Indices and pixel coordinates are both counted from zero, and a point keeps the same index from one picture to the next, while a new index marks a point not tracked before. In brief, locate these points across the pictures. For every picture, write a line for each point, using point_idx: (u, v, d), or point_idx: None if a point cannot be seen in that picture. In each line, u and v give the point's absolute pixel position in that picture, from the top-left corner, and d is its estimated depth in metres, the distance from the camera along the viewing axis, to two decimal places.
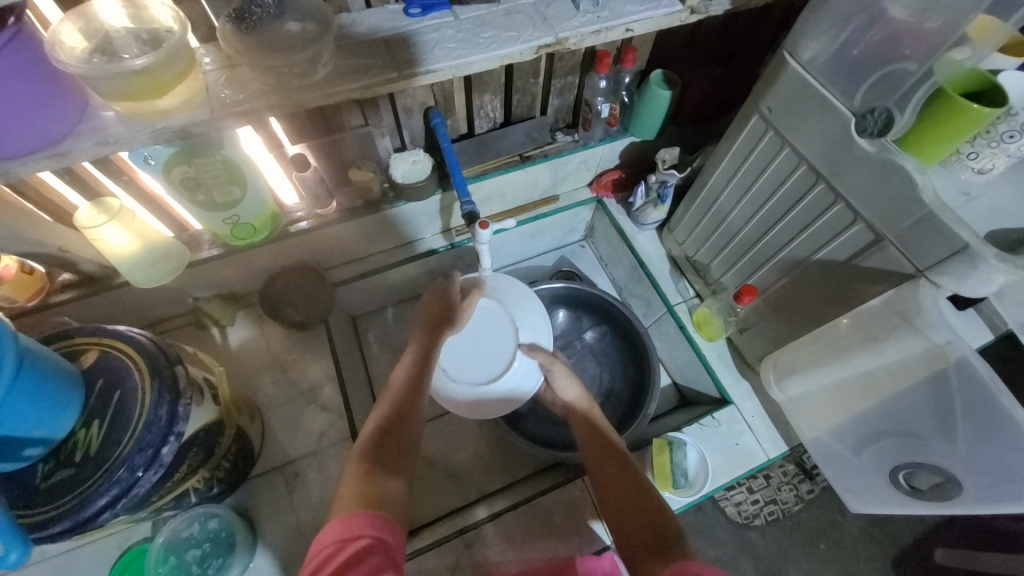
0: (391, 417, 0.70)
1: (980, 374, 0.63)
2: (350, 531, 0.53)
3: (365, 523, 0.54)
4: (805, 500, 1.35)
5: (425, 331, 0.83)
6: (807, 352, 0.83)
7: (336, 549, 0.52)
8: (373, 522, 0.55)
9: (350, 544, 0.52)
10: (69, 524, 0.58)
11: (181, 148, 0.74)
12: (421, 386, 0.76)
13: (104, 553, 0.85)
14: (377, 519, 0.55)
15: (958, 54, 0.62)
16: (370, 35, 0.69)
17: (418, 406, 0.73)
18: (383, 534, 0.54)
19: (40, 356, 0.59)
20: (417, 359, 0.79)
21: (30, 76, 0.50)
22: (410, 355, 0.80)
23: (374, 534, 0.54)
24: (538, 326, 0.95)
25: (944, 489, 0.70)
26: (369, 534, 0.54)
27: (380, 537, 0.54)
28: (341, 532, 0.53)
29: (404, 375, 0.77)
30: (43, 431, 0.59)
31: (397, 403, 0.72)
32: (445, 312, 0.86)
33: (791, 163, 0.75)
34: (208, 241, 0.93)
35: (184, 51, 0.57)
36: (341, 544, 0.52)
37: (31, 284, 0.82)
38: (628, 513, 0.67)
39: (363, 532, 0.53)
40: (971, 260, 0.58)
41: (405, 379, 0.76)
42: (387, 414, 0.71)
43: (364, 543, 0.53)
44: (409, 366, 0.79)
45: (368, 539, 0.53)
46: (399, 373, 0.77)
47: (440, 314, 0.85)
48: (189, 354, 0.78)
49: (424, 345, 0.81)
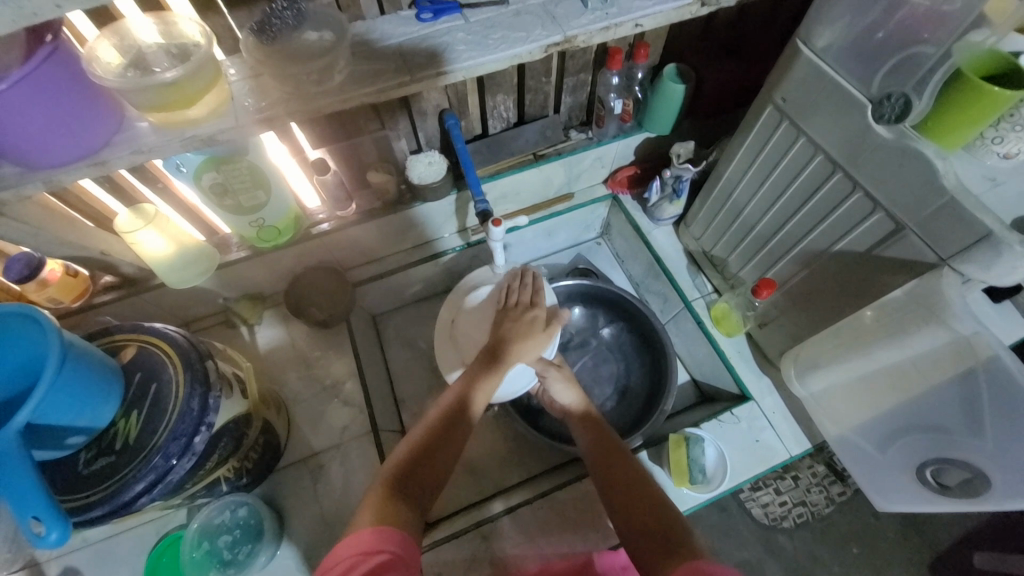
0: (422, 450, 0.70)
1: (1008, 369, 0.61)
2: (374, 545, 0.55)
3: (388, 540, 0.56)
4: (836, 503, 1.31)
5: (476, 364, 0.79)
6: (828, 348, 0.82)
7: (356, 561, 0.53)
8: (395, 539, 0.56)
9: (369, 558, 0.53)
10: (108, 507, 0.62)
11: (211, 155, 0.79)
12: (459, 421, 0.73)
13: (143, 538, 0.90)
14: (396, 537, 0.57)
15: (977, 36, 0.59)
16: (384, 42, 0.71)
17: (457, 434, 0.73)
18: (402, 550, 0.56)
19: (84, 350, 0.63)
20: (457, 399, 0.75)
21: (69, 89, 0.54)
22: (455, 389, 0.77)
23: (394, 549, 0.55)
24: (544, 336, 0.86)
25: (972, 486, 0.67)
26: (387, 549, 0.55)
27: (400, 553, 0.55)
28: (363, 545, 0.55)
29: (441, 409, 0.75)
30: (86, 421, 0.64)
31: (429, 435, 0.71)
32: (503, 342, 0.80)
33: (808, 153, 0.74)
34: (236, 243, 0.97)
35: (211, 63, 0.61)
36: (362, 557, 0.53)
37: (76, 286, 0.87)
38: (638, 507, 0.68)
39: (385, 547, 0.55)
40: (995, 247, 0.56)
41: (445, 411, 0.74)
42: (421, 438, 0.71)
43: (385, 558, 0.54)
44: (449, 401, 0.75)
45: (388, 553, 0.55)
46: (439, 405, 0.75)
47: (494, 345, 0.80)
48: (219, 351, 0.82)
49: (470, 377, 0.78)
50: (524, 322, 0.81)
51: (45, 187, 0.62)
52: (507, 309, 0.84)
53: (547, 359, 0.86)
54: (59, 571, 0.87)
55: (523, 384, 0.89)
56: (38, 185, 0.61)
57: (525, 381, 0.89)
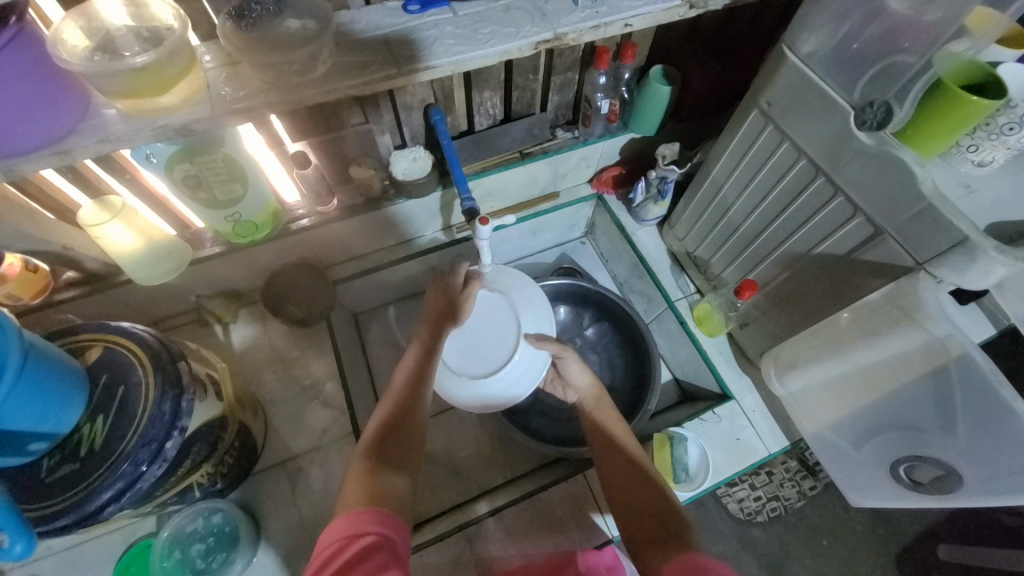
0: (395, 420, 0.69)
1: (982, 370, 0.63)
2: (355, 528, 0.53)
3: (372, 521, 0.54)
4: (808, 497, 1.35)
5: (431, 328, 0.81)
6: (806, 348, 0.84)
7: (342, 545, 0.52)
8: (380, 519, 0.55)
9: (356, 541, 0.52)
10: (73, 517, 0.59)
11: (183, 146, 0.75)
12: (424, 382, 0.75)
13: (109, 547, 0.86)
14: (381, 516, 0.55)
15: (956, 47, 0.62)
16: (369, 33, 0.69)
17: (422, 404, 0.73)
18: (390, 531, 0.54)
19: (46, 351, 0.59)
20: (420, 362, 0.77)
21: (32, 72, 0.51)
22: (414, 352, 0.79)
23: (379, 530, 0.54)
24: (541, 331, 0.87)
25: (943, 482, 0.70)
26: (374, 530, 0.53)
27: (386, 534, 0.54)
28: (346, 529, 0.53)
29: (408, 377, 0.75)
30: (48, 427, 0.60)
31: (399, 404, 0.71)
32: (451, 307, 0.82)
33: (792, 157, 0.75)
34: (210, 238, 0.93)
35: (185, 50, 0.58)
36: (347, 540, 0.52)
37: (36, 282, 0.82)
38: (631, 491, 0.69)
39: (369, 529, 0.53)
40: (970, 252, 0.58)
41: (409, 378, 0.75)
42: (391, 415, 0.70)
43: (371, 540, 0.53)
44: (412, 364, 0.77)
45: (374, 536, 0.53)
46: (404, 371, 0.76)
47: (446, 308, 0.82)
48: (192, 351, 0.79)
49: (427, 341, 0.79)
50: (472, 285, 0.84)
51: (4, 178, 0.58)
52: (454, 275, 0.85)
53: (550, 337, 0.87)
54: None
55: (518, 391, 0.85)
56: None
57: (521, 389, 0.85)
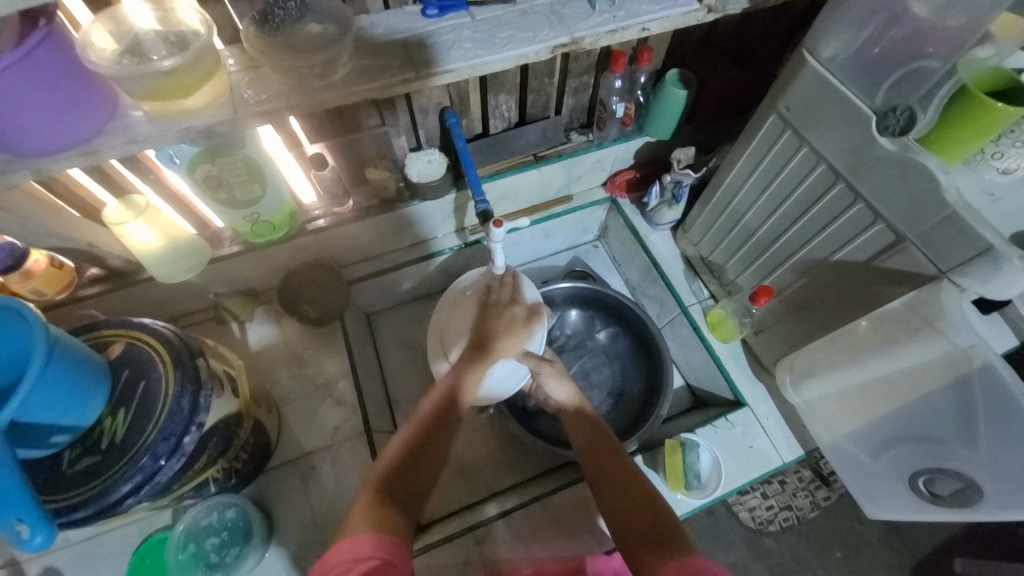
0: (411, 451, 0.70)
1: (1003, 379, 0.62)
2: (361, 552, 0.54)
3: (375, 545, 0.55)
4: (821, 507, 1.33)
5: (466, 359, 0.79)
6: (820, 356, 0.83)
7: (347, 568, 0.52)
8: (384, 544, 0.55)
9: (360, 564, 0.53)
10: (93, 509, 0.60)
11: (206, 148, 0.77)
12: (448, 414, 0.74)
13: (126, 540, 0.88)
14: (384, 541, 0.56)
15: (981, 53, 0.62)
16: (388, 37, 0.70)
17: (442, 437, 0.72)
18: (392, 555, 0.55)
19: (70, 346, 0.61)
20: (448, 392, 0.76)
21: (63, 75, 0.52)
22: (444, 382, 0.77)
23: (383, 556, 0.54)
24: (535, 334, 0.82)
25: (964, 496, 0.69)
26: (377, 555, 0.54)
27: (389, 559, 0.54)
28: (351, 552, 0.54)
29: (434, 405, 0.75)
30: (71, 419, 0.61)
31: (419, 435, 0.71)
32: (488, 339, 0.80)
33: (810, 162, 0.74)
34: (229, 238, 0.95)
35: (210, 54, 0.59)
36: (353, 564, 0.53)
37: (60, 278, 0.84)
38: (626, 499, 0.67)
39: (374, 554, 0.54)
40: (994, 261, 0.57)
41: (434, 409, 0.74)
42: (408, 444, 0.70)
43: (374, 565, 0.53)
44: (441, 394, 0.76)
45: (377, 560, 0.54)
46: (431, 399, 0.76)
47: (484, 340, 0.79)
48: (211, 348, 0.80)
49: (458, 372, 0.78)
50: (510, 319, 0.80)
51: (34, 176, 0.60)
52: (495, 305, 0.82)
53: (539, 354, 0.82)
54: (38, 572, 0.85)
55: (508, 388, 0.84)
56: (27, 173, 0.59)
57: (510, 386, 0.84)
